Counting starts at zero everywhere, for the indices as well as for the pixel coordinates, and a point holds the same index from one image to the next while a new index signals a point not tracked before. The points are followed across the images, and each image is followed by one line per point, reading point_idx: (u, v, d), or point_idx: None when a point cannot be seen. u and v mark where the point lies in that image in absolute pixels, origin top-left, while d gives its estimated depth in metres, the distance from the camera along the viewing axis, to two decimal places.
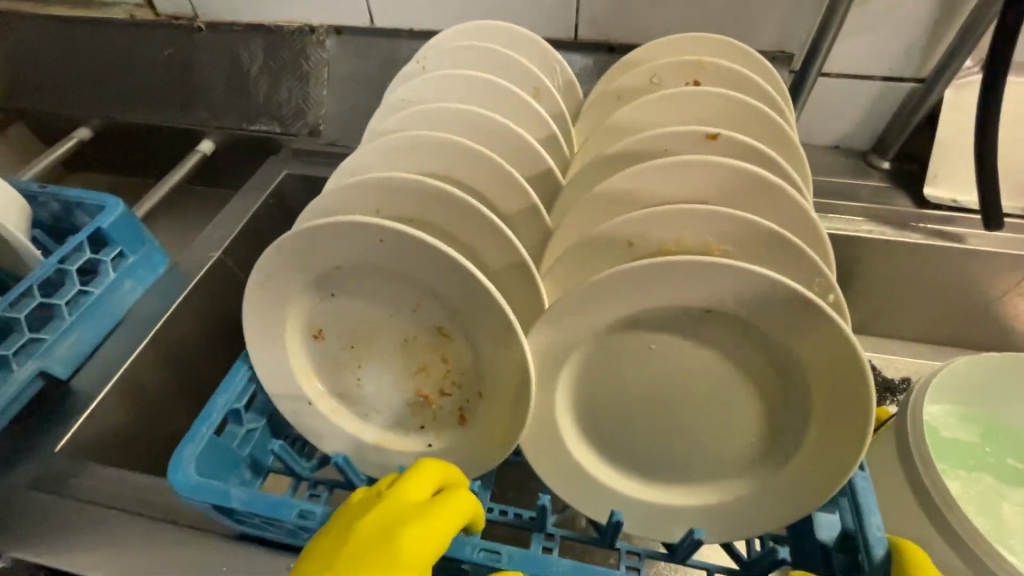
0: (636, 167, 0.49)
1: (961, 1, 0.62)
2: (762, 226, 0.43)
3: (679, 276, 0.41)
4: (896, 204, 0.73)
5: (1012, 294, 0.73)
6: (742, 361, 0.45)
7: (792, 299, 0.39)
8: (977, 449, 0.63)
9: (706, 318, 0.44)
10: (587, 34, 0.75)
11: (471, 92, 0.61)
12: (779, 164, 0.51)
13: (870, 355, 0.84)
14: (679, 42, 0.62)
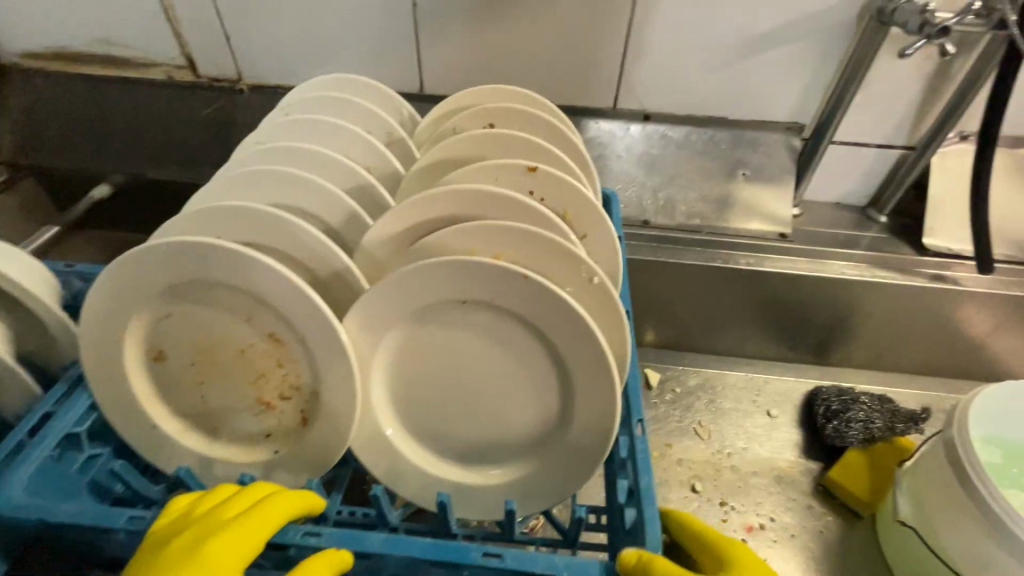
0: (452, 187, 0.48)
1: (944, 84, 0.74)
2: (516, 230, 0.44)
3: (480, 276, 0.40)
4: (898, 252, 0.83)
5: (999, 329, 0.84)
6: (500, 341, 0.43)
7: (533, 288, 0.40)
8: (1000, 468, 0.70)
9: (462, 314, 0.43)
10: (624, 104, 0.83)
11: (332, 137, 0.59)
12: (561, 190, 0.53)
13: (880, 389, 0.92)
14: (489, 93, 0.64)
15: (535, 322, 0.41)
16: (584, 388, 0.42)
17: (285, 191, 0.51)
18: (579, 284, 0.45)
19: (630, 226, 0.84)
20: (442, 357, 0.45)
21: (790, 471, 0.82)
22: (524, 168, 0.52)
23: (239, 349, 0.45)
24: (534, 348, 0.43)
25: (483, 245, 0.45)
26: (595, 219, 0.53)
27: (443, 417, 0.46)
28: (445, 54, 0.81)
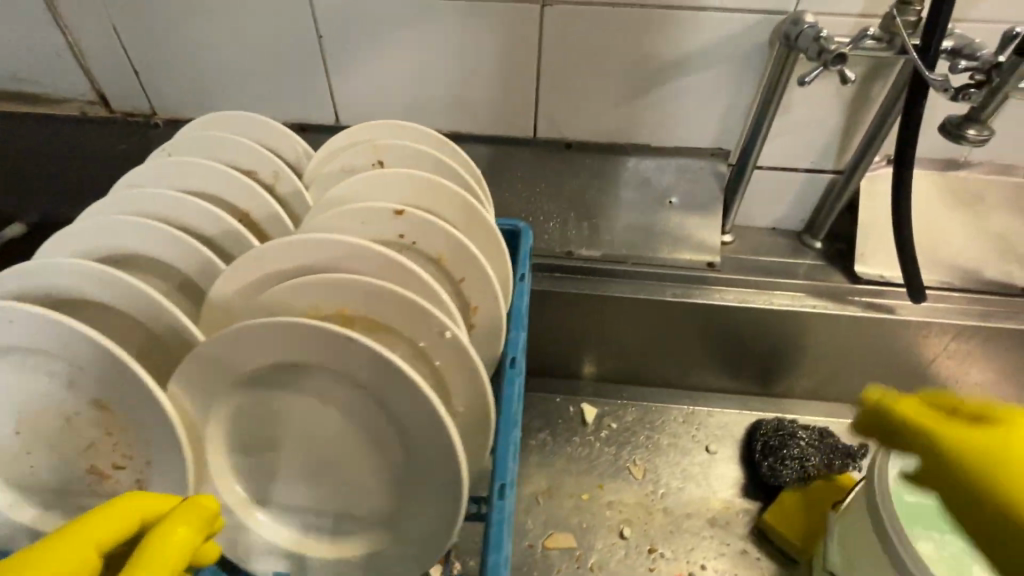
0: (304, 237, 0.45)
1: (865, 107, 0.72)
2: (360, 283, 0.42)
3: (305, 339, 0.37)
4: (832, 280, 0.80)
5: (941, 357, 0.81)
6: (340, 405, 0.40)
7: (361, 350, 0.37)
8: (942, 512, 0.66)
9: (296, 377, 0.40)
10: (544, 132, 0.81)
11: (205, 178, 0.56)
12: (433, 234, 0.50)
13: (826, 420, 0.88)
14: (380, 128, 0.61)
15: (372, 387, 0.38)
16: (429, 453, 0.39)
17: (138, 242, 0.48)
18: (430, 338, 0.42)
19: (553, 258, 0.81)
20: (282, 420, 0.42)
21: (725, 513, 0.78)
22: (393, 212, 0.50)
23: (65, 417, 0.42)
24: (376, 412, 0.40)
25: (330, 299, 0.43)
26: (470, 262, 0.50)
27: (289, 483, 0.43)
28: (357, 85, 0.79)
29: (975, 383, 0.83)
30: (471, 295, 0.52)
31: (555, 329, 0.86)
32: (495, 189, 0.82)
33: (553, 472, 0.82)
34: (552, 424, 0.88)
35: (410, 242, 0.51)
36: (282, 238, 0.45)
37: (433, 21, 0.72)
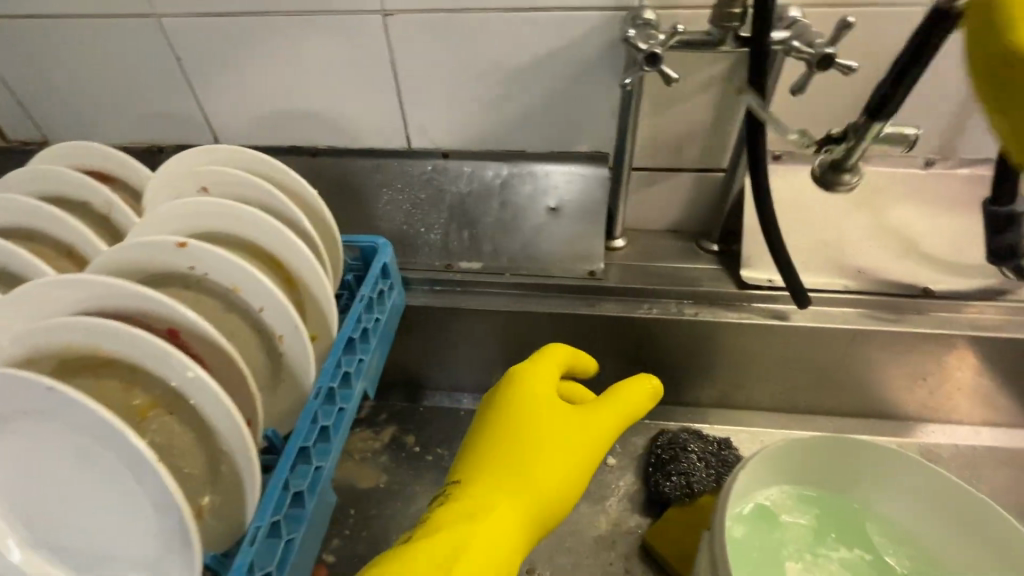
0: (65, 277, 0.44)
1: (735, 101, 0.68)
2: (104, 325, 0.41)
3: (21, 387, 0.37)
4: (723, 285, 0.76)
5: (848, 363, 0.76)
6: (78, 452, 0.40)
7: (69, 397, 0.36)
8: (817, 532, 0.63)
9: (29, 425, 0.39)
10: (420, 143, 0.79)
11: (25, 212, 0.56)
12: (222, 264, 0.49)
13: (736, 432, 0.84)
14: (209, 152, 0.60)
15: (94, 435, 0.38)
16: (158, 500, 0.38)
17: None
18: (179, 378, 0.41)
19: (432, 272, 0.78)
20: (31, 465, 0.41)
21: (614, 532, 0.75)
22: (174, 245, 0.48)
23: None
24: (106, 459, 0.39)
25: (80, 342, 0.42)
26: (262, 291, 0.49)
27: (49, 526, 0.43)
28: (227, 105, 0.79)
29: (889, 389, 0.78)
30: (274, 324, 0.51)
31: (445, 344, 0.83)
32: (375, 203, 0.81)
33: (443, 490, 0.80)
34: (449, 440, 0.86)
35: (202, 274, 0.50)
36: (44, 279, 0.44)
37: (286, 37, 0.71)
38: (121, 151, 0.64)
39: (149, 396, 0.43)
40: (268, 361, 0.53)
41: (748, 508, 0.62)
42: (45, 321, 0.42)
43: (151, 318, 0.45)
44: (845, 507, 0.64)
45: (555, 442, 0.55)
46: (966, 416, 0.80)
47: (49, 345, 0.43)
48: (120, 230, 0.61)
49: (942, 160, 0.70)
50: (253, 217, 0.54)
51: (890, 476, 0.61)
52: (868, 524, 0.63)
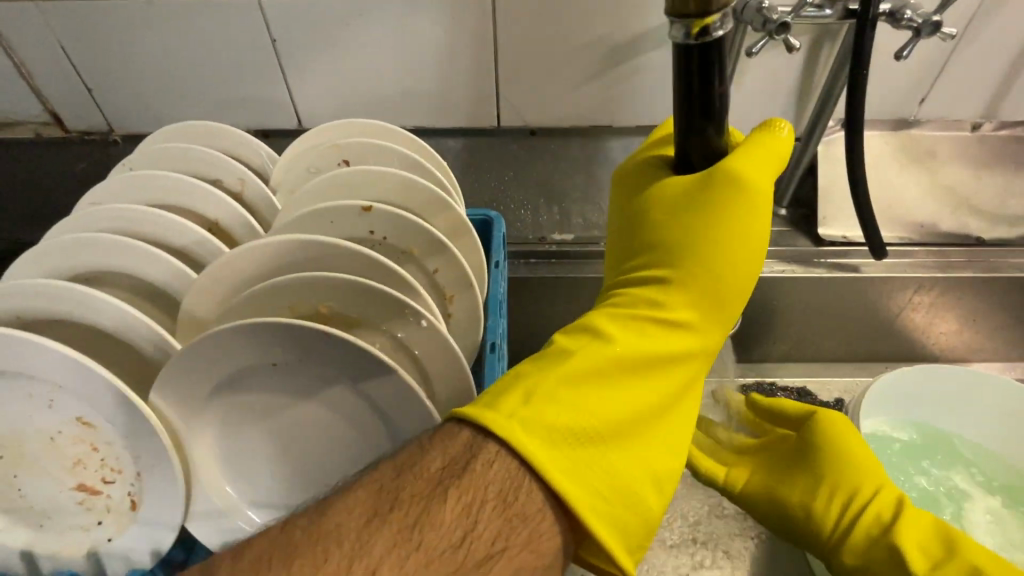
0: (273, 241, 0.46)
1: (814, 72, 0.73)
2: (334, 280, 0.43)
3: (286, 335, 0.39)
4: (798, 245, 0.82)
5: (908, 310, 0.84)
6: (326, 396, 0.43)
7: (338, 341, 0.39)
8: (926, 459, 0.70)
9: (274, 378, 0.42)
10: (508, 121, 0.81)
11: (168, 190, 0.56)
12: (403, 228, 0.51)
13: (805, 381, 0.92)
14: (343, 126, 0.62)
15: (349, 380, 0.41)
16: (409, 430, 0.42)
17: (101, 258, 0.48)
18: (408, 328, 0.44)
19: (528, 245, 0.82)
20: (261, 416, 0.44)
21: None
22: (360, 209, 0.50)
23: (46, 438, 0.42)
24: (352, 399, 0.42)
25: (301, 299, 0.45)
26: (441, 253, 0.52)
27: (273, 477, 0.45)
28: (315, 86, 0.78)
29: (940, 332, 0.88)
30: (445, 285, 0.53)
31: (537, 316, 0.86)
32: (464, 181, 0.84)
33: None
34: None
35: (381, 238, 0.52)
36: (249, 242, 0.46)
37: (386, 16, 0.71)
38: (241, 131, 0.64)
39: None
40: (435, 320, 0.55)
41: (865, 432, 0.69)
42: (273, 281, 0.44)
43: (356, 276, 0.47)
44: (946, 438, 0.71)
45: (716, 257, 0.52)
46: (1000, 354, 0.90)
47: (268, 304, 0.45)
48: (254, 207, 0.61)
49: (987, 122, 0.78)
50: (410, 186, 0.56)
51: (981, 403, 0.69)
52: (970, 448, 0.70)
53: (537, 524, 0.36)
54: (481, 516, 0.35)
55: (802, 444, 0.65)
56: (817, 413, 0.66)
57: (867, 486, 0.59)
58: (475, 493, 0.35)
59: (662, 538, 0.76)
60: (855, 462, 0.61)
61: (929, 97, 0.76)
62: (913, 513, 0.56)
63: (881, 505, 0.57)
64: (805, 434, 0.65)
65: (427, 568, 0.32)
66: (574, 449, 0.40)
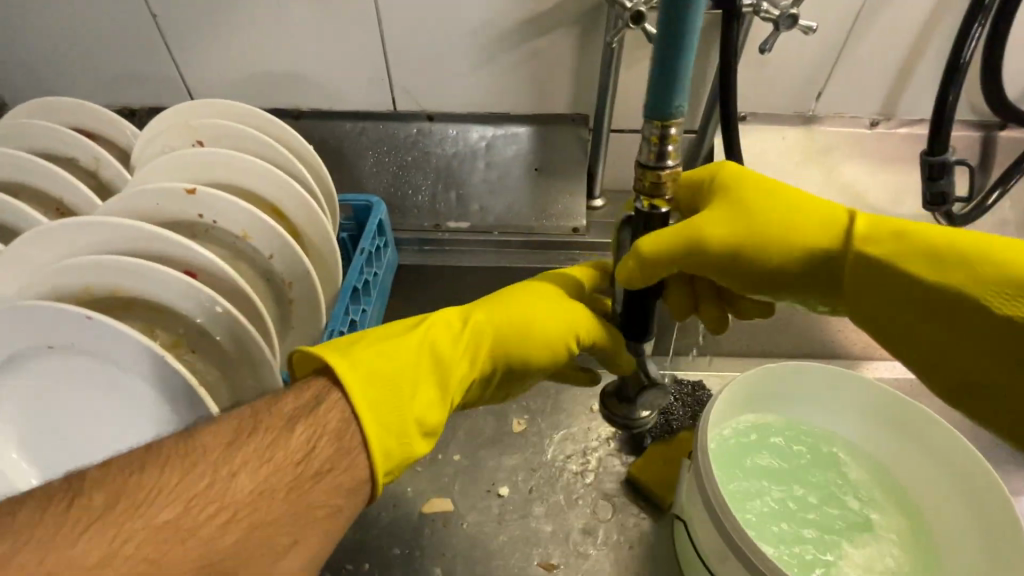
0: (72, 221, 0.44)
1: (704, 64, 0.72)
2: (124, 266, 0.42)
3: (56, 320, 0.38)
4: None
5: (807, 306, 0.84)
6: (108, 383, 0.41)
7: (104, 326, 0.38)
8: (802, 467, 0.68)
9: (56, 361, 0.41)
10: (404, 105, 0.80)
11: (5, 166, 0.54)
12: (232, 212, 0.50)
13: (707, 376, 0.89)
14: (200, 106, 0.60)
15: (130, 368, 0.40)
16: (192, 421, 0.41)
17: None
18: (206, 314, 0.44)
19: (421, 231, 0.80)
20: (53, 398, 0.43)
21: (601, 472, 0.79)
22: (183, 192, 0.49)
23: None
24: (136, 386, 0.41)
25: (97, 283, 0.43)
26: (272, 238, 0.51)
27: (72, 461, 0.44)
28: (204, 66, 0.77)
29: (842, 331, 0.87)
30: (283, 271, 0.53)
31: None
32: (361, 165, 0.81)
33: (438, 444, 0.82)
34: None
35: (211, 221, 0.51)
36: (50, 222, 0.45)
37: None
38: (104, 108, 0.62)
39: (172, 335, 0.45)
40: (277, 307, 0.55)
41: (820, 436, 0.71)
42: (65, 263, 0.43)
43: (168, 259, 0.46)
44: (824, 447, 0.70)
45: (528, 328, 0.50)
46: None
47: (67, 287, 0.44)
48: (109, 187, 0.60)
49: (885, 120, 0.77)
50: (252, 169, 0.55)
51: (849, 400, 0.68)
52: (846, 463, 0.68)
53: (337, 466, 0.37)
54: (317, 445, 0.37)
55: (705, 249, 0.47)
56: (712, 178, 0.51)
57: (826, 234, 0.46)
58: (317, 430, 0.37)
59: (541, 532, 0.73)
60: (746, 231, 0.47)
61: (826, 90, 0.75)
62: (831, 219, 0.47)
63: (799, 253, 0.46)
64: (733, 256, 0.47)
65: (266, 484, 0.34)
66: (387, 388, 0.42)
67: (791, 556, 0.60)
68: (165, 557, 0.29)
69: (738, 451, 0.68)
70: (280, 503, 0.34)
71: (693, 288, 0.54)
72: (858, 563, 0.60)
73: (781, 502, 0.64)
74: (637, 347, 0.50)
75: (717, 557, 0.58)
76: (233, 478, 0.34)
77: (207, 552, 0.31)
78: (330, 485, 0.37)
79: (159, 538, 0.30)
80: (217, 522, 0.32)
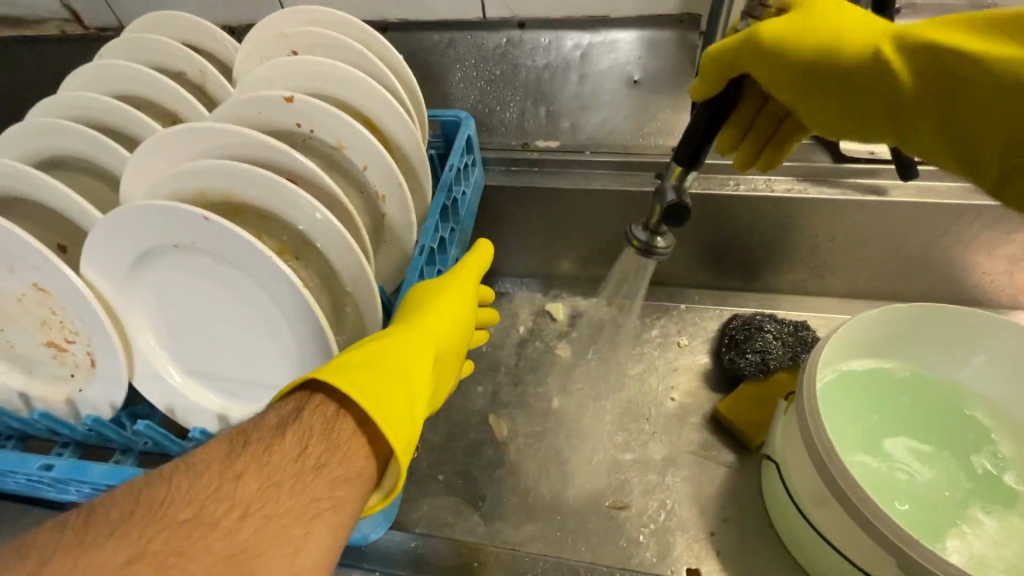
0: (187, 128, 0.46)
1: None
2: (234, 170, 0.43)
3: (178, 219, 0.41)
4: (816, 161, 0.72)
5: (948, 245, 0.72)
6: (228, 283, 0.44)
7: (219, 226, 0.40)
8: (924, 418, 0.61)
9: (181, 259, 0.44)
10: (496, 13, 0.75)
11: (127, 80, 0.57)
12: (328, 122, 0.50)
13: (809, 316, 0.82)
14: (296, 13, 0.60)
15: (243, 269, 0.42)
16: (297, 322, 0.43)
17: (72, 143, 0.52)
18: (308, 221, 0.44)
19: (508, 151, 0.77)
20: (180, 294, 0.47)
21: (686, 406, 0.76)
22: (282, 97, 0.49)
23: (17, 299, 0.48)
24: (248, 286, 0.43)
25: (210, 189, 0.45)
26: (366, 148, 0.50)
27: (200, 351, 0.49)
28: None
29: (989, 275, 0.75)
30: (376, 183, 0.53)
31: (518, 228, 0.82)
32: (449, 80, 0.78)
33: (521, 368, 0.82)
34: (521, 324, 0.87)
35: (309, 131, 0.51)
36: (170, 127, 0.47)
37: None
38: (208, 22, 0.63)
39: (278, 242, 0.47)
40: (372, 221, 0.56)
41: (949, 390, 0.63)
42: (185, 168, 0.45)
43: (271, 167, 0.47)
44: (953, 402, 0.62)
45: (452, 351, 0.51)
46: None
47: (184, 193, 0.46)
48: (216, 101, 0.62)
49: None
50: (345, 78, 0.53)
51: (990, 348, 0.60)
52: (979, 422, 0.61)
53: (340, 453, 0.36)
54: (310, 445, 0.35)
55: (767, 52, 0.43)
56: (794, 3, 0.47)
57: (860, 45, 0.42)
58: (302, 432, 0.36)
59: (621, 456, 0.73)
60: (812, 39, 0.43)
61: None
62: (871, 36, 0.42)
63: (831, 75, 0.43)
64: (799, 59, 0.43)
65: (266, 489, 0.33)
66: (375, 383, 0.39)
67: (915, 519, 0.55)
68: (187, 551, 0.30)
69: (847, 397, 0.62)
70: (286, 494, 0.33)
71: (751, 118, 0.53)
72: (988, 530, 0.54)
73: (896, 456, 0.59)
74: (683, 171, 0.50)
75: (817, 501, 0.54)
76: (238, 481, 0.33)
77: (221, 547, 0.30)
78: (330, 477, 0.35)
79: (177, 536, 0.30)
80: (231, 517, 0.32)
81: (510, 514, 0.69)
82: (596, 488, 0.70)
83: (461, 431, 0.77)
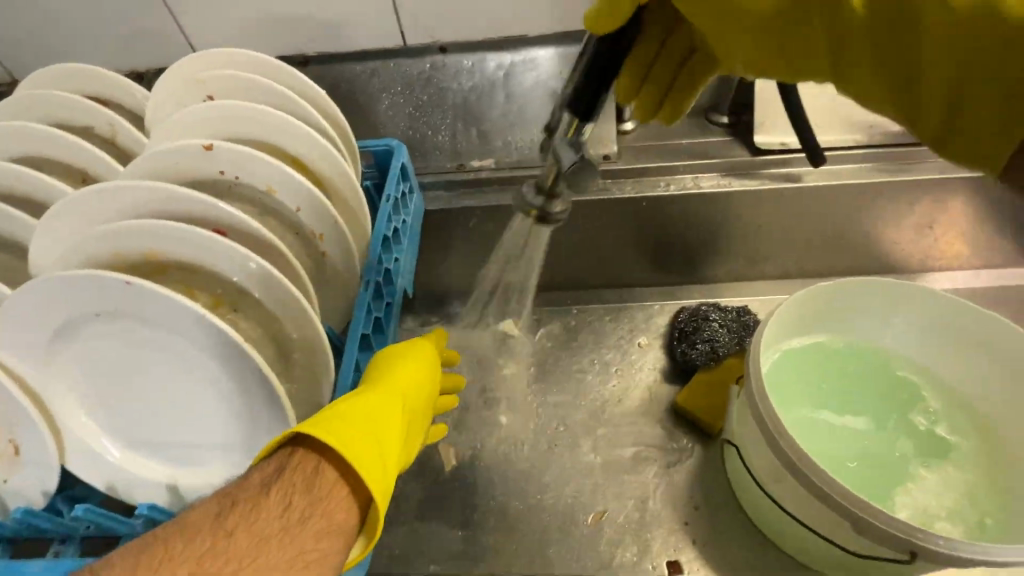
0: (99, 188, 0.44)
1: None
2: (156, 228, 0.41)
3: (96, 286, 0.38)
4: (736, 155, 0.77)
5: (862, 220, 0.78)
6: (160, 346, 0.42)
7: (143, 289, 0.38)
8: (864, 388, 0.65)
9: (106, 327, 0.41)
10: (417, 40, 0.76)
11: (26, 140, 0.54)
12: (254, 166, 0.48)
13: (749, 300, 0.87)
14: (206, 57, 0.58)
15: (175, 329, 0.40)
16: (241, 378, 0.41)
17: None
18: (242, 272, 0.43)
19: (444, 173, 0.77)
20: (110, 364, 0.44)
21: (648, 402, 0.79)
22: (201, 146, 0.47)
23: None
24: (184, 346, 0.41)
25: (130, 250, 0.43)
26: (297, 189, 0.49)
27: (137, 421, 0.46)
28: (206, 16, 0.73)
29: (900, 243, 0.81)
30: (311, 223, 0.52)
31: (464, 249, 0.82)
32: (377, 109, 0.78)
33: (483, 387, 0.82)
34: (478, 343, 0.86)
35: (233, 177, 0.49)
36: (79, 189, 0.44)
37: None
38: (112, 71, 0.60)
39: (212, 296, 0.45)
40: (311, 262, 0.54)
41: (883, 358, 0.67)
42: (99, 231, 0.42)
43: (197, 220, 0.45)
44: (887, 369, 0.67)
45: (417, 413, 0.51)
46: (965, 262, 0.84)
47: (101, 258, 0.43)
48: (130, 154, 0.59)
49: None
50: (267, 118, 0.52)
51: (911, 315, 0.65)
52: (911, 385, 0.66)
53: (325, 506, 0.35)
54: (295, 500, 0.34)
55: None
56: None
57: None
58: (286, 487, 0.35)
59: (591, 462, 0.74)
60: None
61: None
62: None
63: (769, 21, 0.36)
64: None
65: (258, 546, 0.33)
66: (355, 435, 0.39)
67: (866, 484, 0.58)
68: None
69: (791, 376, 0.65)
70: (277, 551, 0.33)
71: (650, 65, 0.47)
72: (928, 484, 0.59)
73: (842, 426, 0.63)
74: (579, 125, 0.48)
75: (775, 478, 0.57)
76: (230, 540, 0.32)
77: None
78: (317, 528, 0.34)
79: None
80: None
81: (490, 536, 0.68)
82: (571, 497, 0.71)
83: (430, 460, 0.76)
